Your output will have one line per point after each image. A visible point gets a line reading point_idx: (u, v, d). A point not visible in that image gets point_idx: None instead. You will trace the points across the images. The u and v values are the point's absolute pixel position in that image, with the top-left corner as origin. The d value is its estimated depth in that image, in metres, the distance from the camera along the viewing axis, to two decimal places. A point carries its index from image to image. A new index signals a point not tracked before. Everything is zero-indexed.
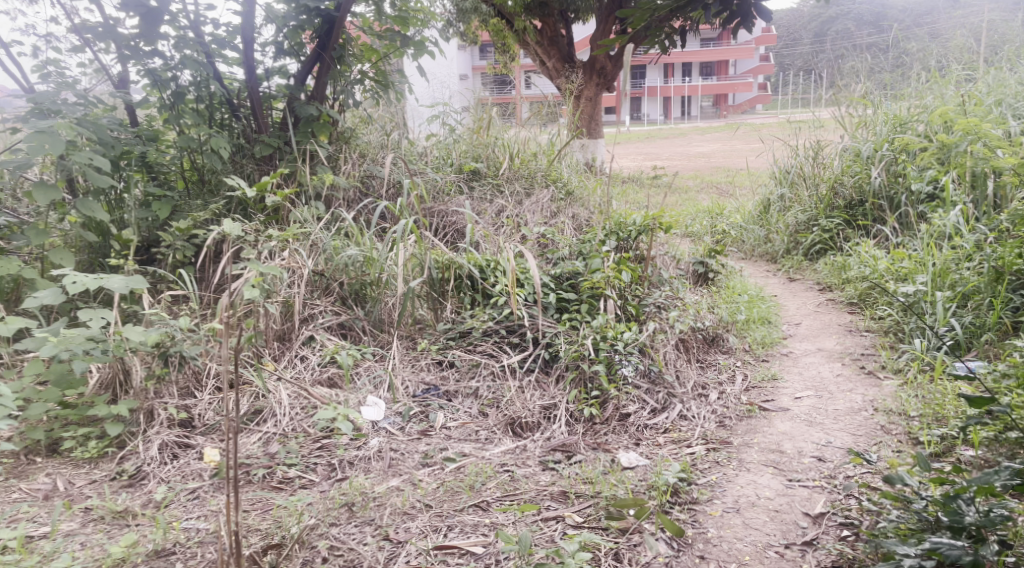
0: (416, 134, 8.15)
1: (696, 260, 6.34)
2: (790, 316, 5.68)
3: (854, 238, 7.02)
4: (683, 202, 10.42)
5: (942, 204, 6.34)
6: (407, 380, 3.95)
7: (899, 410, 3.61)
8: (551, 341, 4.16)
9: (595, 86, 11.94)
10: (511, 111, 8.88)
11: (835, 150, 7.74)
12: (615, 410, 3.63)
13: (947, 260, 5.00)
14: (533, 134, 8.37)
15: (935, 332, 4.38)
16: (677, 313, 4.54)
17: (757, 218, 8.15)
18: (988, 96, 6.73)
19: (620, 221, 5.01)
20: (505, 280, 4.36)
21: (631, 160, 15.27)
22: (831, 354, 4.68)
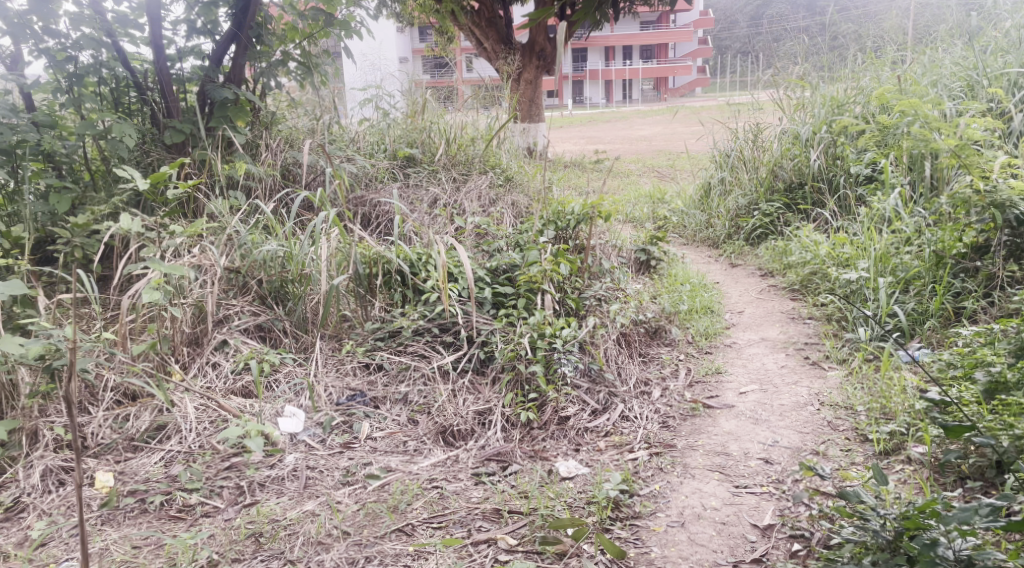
0: (348, 119, 7.78)
1: (637, 248, 6.21)
2: (733, 305, 5.54)
3: (794, 223, 6.95)
4: (625, 187, 10.31)
5: (880, 186, 6.29)
6: (331, 386, 3.66)
7: (845, 404, 3.48)
8: (487, 339, 3.93)
9: (535, 69, 11.70)
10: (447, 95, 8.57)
11: (773, 134, 7.67)
12: (554, 413, 3.41)
13: (888, 244, 4.94)
14: (470, 118, 8.08)
15: (878, 319, 4.29)
16: (619, 304, 4.35)
17: (698, 203, 8.06)
18: (924, 77, 6.68)
19: (559, 209, 4.79)
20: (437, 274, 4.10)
21: (573, 143, 15.10)
22: (775, 344, 4.55)
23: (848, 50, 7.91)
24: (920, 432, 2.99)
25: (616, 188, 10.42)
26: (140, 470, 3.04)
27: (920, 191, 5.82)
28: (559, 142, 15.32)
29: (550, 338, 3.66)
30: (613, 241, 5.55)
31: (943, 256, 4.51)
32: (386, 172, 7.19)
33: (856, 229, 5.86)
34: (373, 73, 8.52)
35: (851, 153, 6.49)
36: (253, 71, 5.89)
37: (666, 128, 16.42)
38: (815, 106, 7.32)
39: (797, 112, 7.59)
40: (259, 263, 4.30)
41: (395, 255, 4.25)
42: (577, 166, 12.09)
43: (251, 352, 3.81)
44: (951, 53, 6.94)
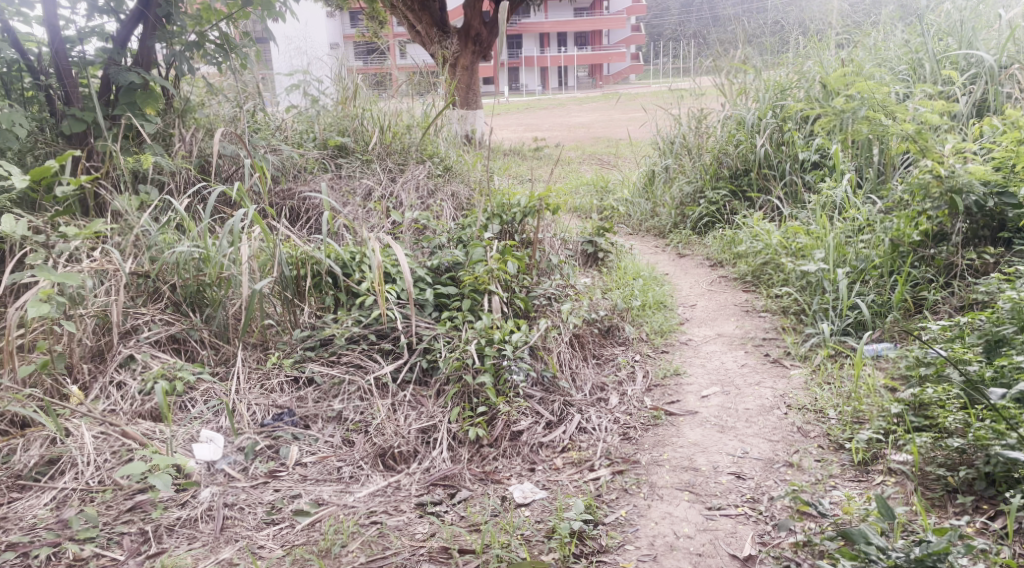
0: (274, 107, 7.28)
1: (584, 239, 5.98)
2: (685, 298, 5.32)
3: (741, 211, 6.80)
4: (567, 175, 10.08)
5: (829, 173, 6.15)
6: (254, 405, 3.29)
7: (813, 406, 3.28)
8: (430, 345, 3.60)
9: (471, 54, 11.35)
10: (380, 80, 8.13)
11: (717, 119, 7.48)
12: (506, 428, 3.11)
13: (842, 234, 4.78)
14: (406, 105, 7.68)
15: (838, 312, 4.12)
16: (570, 304, 4.08)
17: (643, 191, 7.87)
18: (868, 61, 6.57)
19: (503, 201, 4.47)
20: (372, 276, 3.74)
21: (511, 130, 14.83)
22: (732, 341, 4.33)
23: (790, 33, 7.78)
24: (898, 438, 2.80)
25: (558, 177, 10.18)
26: (26, 514, 2.66)
27: (869, 177, 5.72)
28: (497, 130, 15.00)
29: (500, 344, 3.35)
30: (560, 234, 5.27)
31: (899, 245, 4.38)
32: (316, 163, 6.77)
33: (806, 217, 5.73)
34: (300, 56, 8.00)
35: (798, 139, 6.36)
36: (164, 54, 5.38)
37: (604, 115, 16.26)
38: (759, 91, 7.15)
39: (741, 97, 7.42)
40: (172, 265, 3.86)
41: (325, 255, 3.87)
42: (518, 154, 11.81)
43: (164, 368, 3.40)
44: (893, 36, 6.87)
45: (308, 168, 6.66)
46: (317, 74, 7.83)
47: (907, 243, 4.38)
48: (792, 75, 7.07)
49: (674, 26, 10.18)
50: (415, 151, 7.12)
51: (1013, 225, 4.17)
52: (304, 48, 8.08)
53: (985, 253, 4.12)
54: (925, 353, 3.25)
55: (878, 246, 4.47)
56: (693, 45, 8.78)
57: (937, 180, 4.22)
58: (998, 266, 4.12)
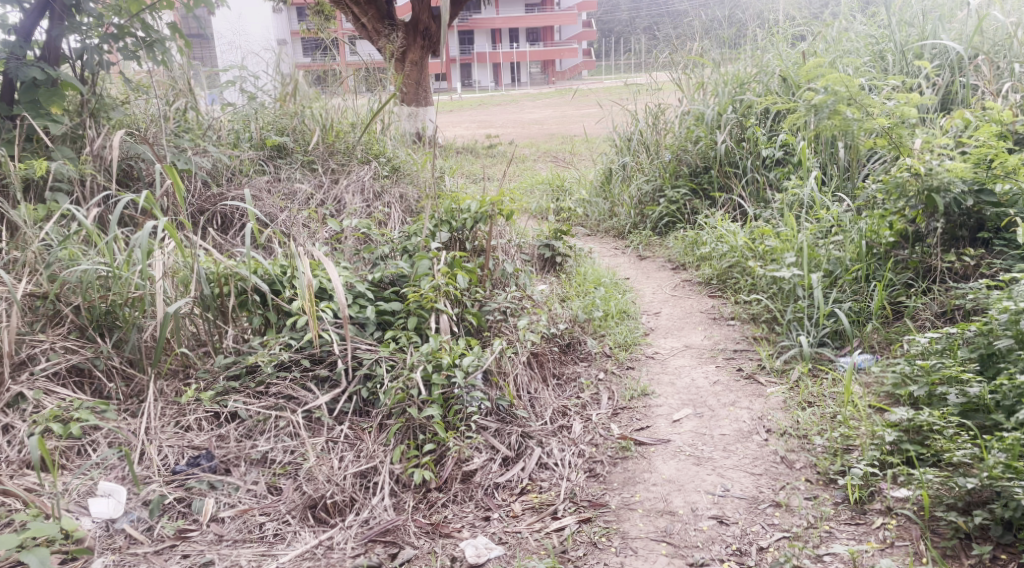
0: (207, 106, 6.77)
1: (541, 243, 5.72)
2: (648, 305, 5.01)
3: (703, 210, 6.53)
4: (522, 174, 9.74)
5: (793, 170, 5.89)
6: (167, 449, 2.92)
7: (796, 429, 2.99)
8: (370, 371, 3.22)
9: (420, 49, 10.91)
10: (321, 77, 7.66)
11: (675, 115, 7.18)
12: (456, 466, 2.79)
13: (813, 236, 4.52)
14: (350, 102, 7.23)
15: (814, 322, 3.85)
16: (527, 319, 3.72)
17: (601, 190, 7.56)
18: (830, 52, 6.33)
19: (452, 207, 4.08)
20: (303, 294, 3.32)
21: (464, 127, 14.47)
22: (701, 354, 4.03)
23: (747, 25, 7.53)
24: (897, 472, 2.55)
25: (513, 177, 9.84)
26: None
27: (833, 173, 5.49)
28: (449, 127, 14.59)
29: (450, 370, 2.99)
30: (515, 239, 4.92)
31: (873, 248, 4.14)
32: (252, 164, 6.30)
33: (772, 217, 5.48)
34: (234, 49, 7.55)
35: (761, 135, 6.09)
36: (74, 48, 4.87)
37: (559, 110, 15.95)
38: (717, 85, 6.87)
39: (699, 91, 7.14)
40: (75, 285, 3.40)
41: (251, 271, 3.43)
42: (471, 152, 11.43)
43: (58, 409, 2.97)
44: (853, 28, 6.66)
45: (244, 171, 6.20)
46: (254, 70, 7.33)
47: (882, 246, 4.15)
48: (751, 69, 6.80)
49: (627, 19, 9.91)
50: (360, 151, 6.69)
51: (992, 225, 3.93)
52: (239, 41, 7.63)
53: (965, 255, 3.88)
54: (913, 369, 2.99)
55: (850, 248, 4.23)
56: (648, 39, 8.48)
57: (914, 178, 3.96)
58: (979, 270, 3.87)
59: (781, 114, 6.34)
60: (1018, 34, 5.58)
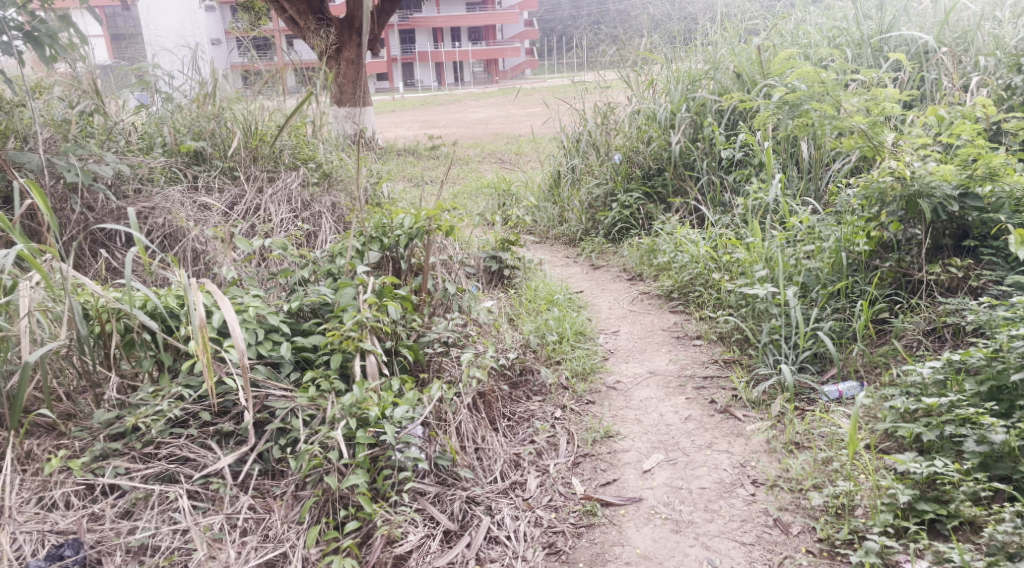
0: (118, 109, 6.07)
1: (486, 255, 5.33)
2: (605, 323, 4.57)
3: (658, 215, 6.13)
4: (466, 178, 9.25)
5: (754, 172, 5.53)
6: (25, 538, 2.40)
7: (787, 480, 2.61)
8: (285, 425, 2.71)
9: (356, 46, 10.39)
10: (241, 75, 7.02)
11: (625, 114, 6.75)
12: (387, 548, 2.36)
13: (783, 245, 4.13)
14: (274, 102, 6.61)
15: (793, 344, 3.45)
16: (472, 352, 3.24)
17: (549, 195, 7.12)
18: (787, 47, 5.97)
19: (382, 221, 3.55)
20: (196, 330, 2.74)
21: (407, 128, 13.89)
22: (667, 381, 3.62)
23: (697, 19, 7.16)
24: (919, 543, 2.23)
25: (456, 180, 9.35)
26: None
27: (795, 176, 5.16)
28: (389, 128, 13.99)
29: (379, 427, 2.52)
30: (456, 256, 4.44)
31: (850, 259, 3.78)
32: (163, 173, 5.67)
33: (734, 224, 5.11)
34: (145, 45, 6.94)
35: (719, 136, 5.72)
36: None
37: (503, 110, 15.52)
38: (669, 82, 6.46)
39: (649, 89, 6.74)
40: None
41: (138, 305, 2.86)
42: (412, 153, 10.90)
43: None
44: (808, 22, 6.36)
45: (154, 179, 5.56)
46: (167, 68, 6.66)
47: (860, 257, 3.78)
48: (703, 65, 6.43)
49: (571, 14, 9.51)
50: (287, 156, 6.14)
51: (978, 232, 3.59)
52: (152, 38, 7.05)
53: (951, 265, 3.53)
54: (916, 406, 2.61)
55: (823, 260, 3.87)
56: (593, 35, 8.07)
57: (897, 182, 3.60)
58: (967, 283, 3.52)
59: (739, 112, 5.98)
60: (980, 28, 5.34)
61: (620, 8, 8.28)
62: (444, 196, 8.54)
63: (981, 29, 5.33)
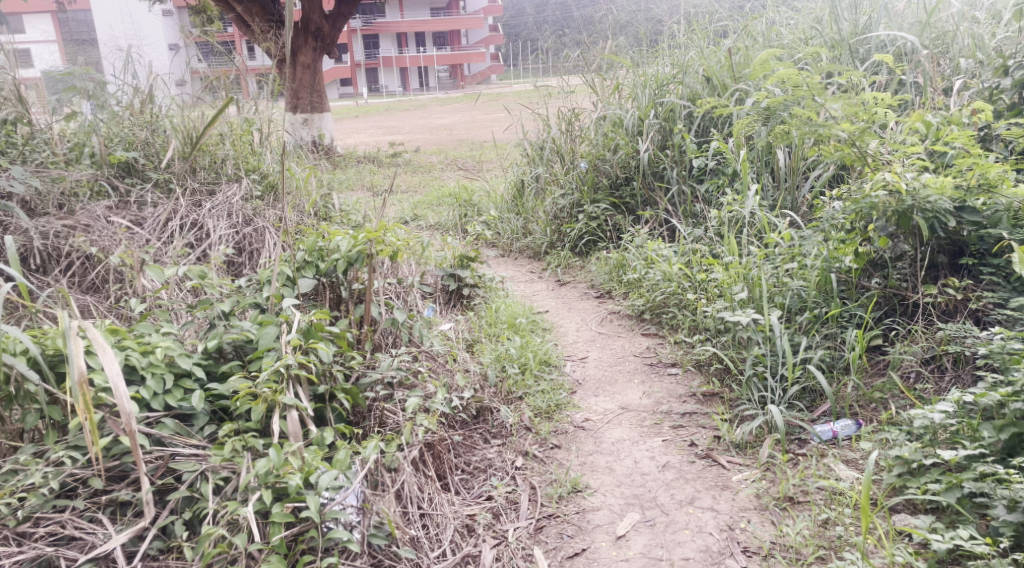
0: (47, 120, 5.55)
1: (444, 273, 4.96)
2: (571, 348, 4.19)
3: (627, 227, 5.77)
4: (427, 188, 8.84)
5: (727, 182, 5.21)
6: None
7: (783, 550, 2.32)
8: (193, 492, 2.35)
9: (313, 51, 10.08)
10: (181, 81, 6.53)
11: (590, 120, 6.39)
12: None
13: (763, 263, 3.79)
14: (216, 110, 6.15)
15: (779, 378, 3.09)
16: (420, 394, 2.84)
17: (512, 205, 6.73)
18: (759, 51, 5.67)
19: (316, 242, 3.12)
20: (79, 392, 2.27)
21: (368, 135, 13.43)
22: (640, 418, 3.25)
23: (663, 21, 6.84)
24: None
25: (416, 189, 8.93)
26: None
27: (771, 187, 4.85)
28: (348, 135, 13.49)
29: (300, 500, 2.14)
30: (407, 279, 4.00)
31: (839, 278, 3.44)
32: (89, 186, 5.17)
33: (708, 238, 4.76)
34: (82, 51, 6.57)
35: (690, 144, 5.40)
36: None
37: (467, 115, 15.11)
38: (635, 86, 6.10)
39: (615, 94, 6.39)
40: None
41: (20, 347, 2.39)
42: (372, 161, 10.44)
43: None
44: (779, 24, 6.09)
45: (78, 194, 5.06)
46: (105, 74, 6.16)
47: (850, 277, 3.45)
48: (670, 69, 6.10)
49: (533, 18, 9.17)
50: (229, 167, 5.68)
51: (977, 249, 3.28)
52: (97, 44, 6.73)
53: (949, 287, 3.21)
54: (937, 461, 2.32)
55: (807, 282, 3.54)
56: (557, 39, 7.73)
57: (891, 197, 3.25)
58: (967, 305, 3.21)
59: (710, 118, 5.65)
60: (959, 29, 5.09)
61: (584, 10, 7.94)
62: (403, 206, 8.11)
63: (961, 30, 5.08)
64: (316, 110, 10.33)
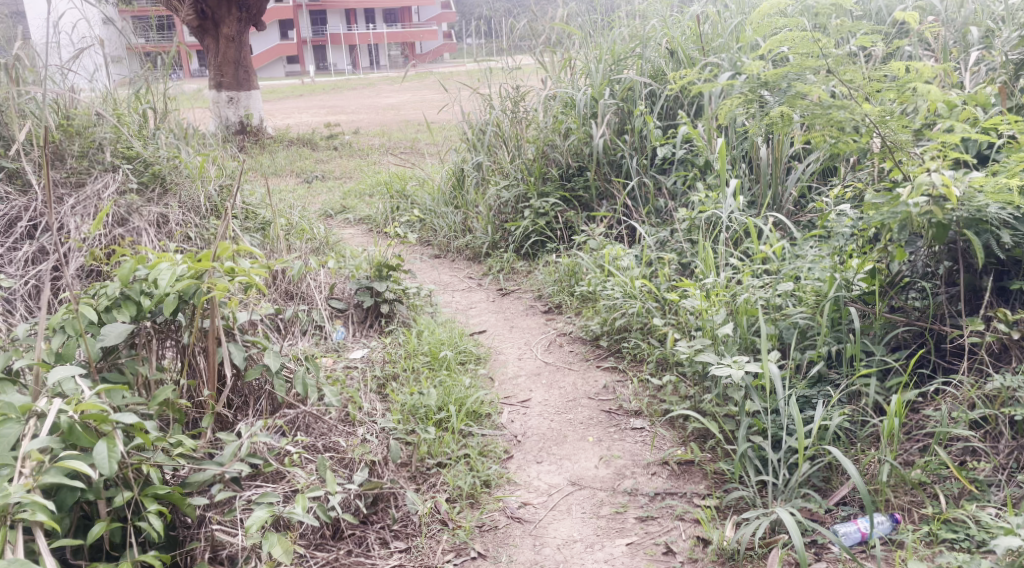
0: None
1: (358, 286, 4.11)
2: (510, 388, 3.34)
3: (580, 225, 4.91)
4: (361, 175, 7.88)
5: (698, 175, 4.39)
6: None
7: None
8: None
9: (237, 23, 8.89)
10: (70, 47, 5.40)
11: (538, 100, 5.48)
12: None
13: (749, 283, 2.97)
14: (102, 94, 5.16)
15: (784, 452, 2.28)
16: (279, 498, 1.97)
17: (450, 197, 5.80)
18: (733, 19, 4.83)
19: (124, 275, 2.13)
20: None
21: (308, 114, 12.35)
22: (597, 501, 2.42)
23: None
24: None
25: (350, 176, 7.97)
26: None
27: (749, 181, 4.04)
28: (283, 115, 12.38)
29: None
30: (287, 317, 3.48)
31: (856, 310, 2.63)
32: None
33: (678, 244, 3.94)
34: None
35: (653, 129, 4.54)
36: None
37: (414, 94, 14.11)
38: (588, 61, 5.21)
39: (567, 70, 5.50)
40: None
41: None
42: (306, 144, 9.40)
43: None
44: None
45: None
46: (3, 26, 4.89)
47: (870, 308, 2.64)
48: (629, 40, 5.22)
49: None
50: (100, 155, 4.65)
51: None
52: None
53: (1001, 320, 2.37)
54: None
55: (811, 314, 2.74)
56: (501, 6, 6.76)
57: (934, 205, 2.32)
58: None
59: (676, 98, 4.80)
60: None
61: None
62: (331, 197, 7.15)
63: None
64: (243, 86, 9.15)
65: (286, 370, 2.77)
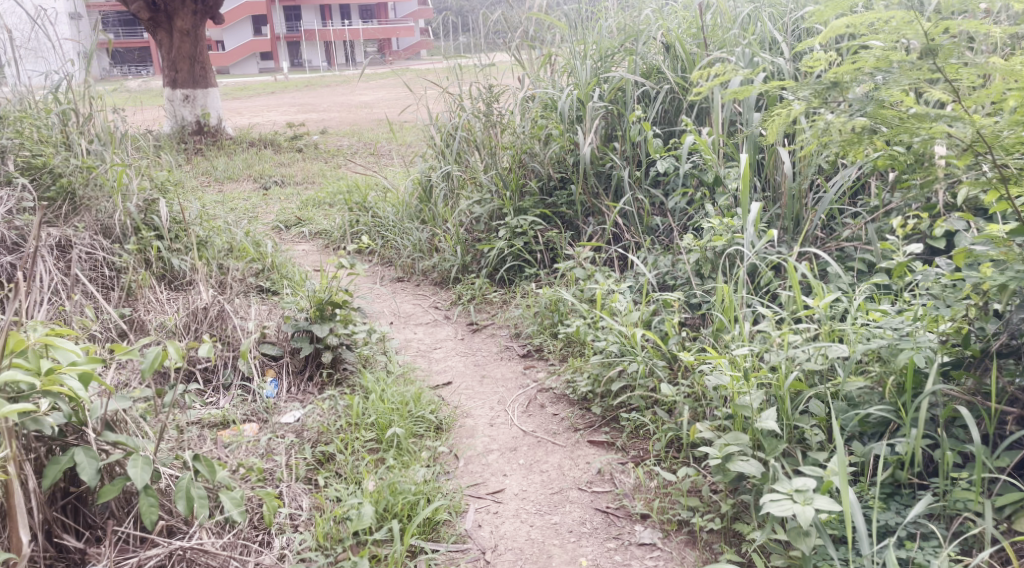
0: None
1: (294, 328, 3.35)
2: (479, 470, 2.62)
3: (564, 248, 4.19)
4: (321, 182, 7.09)
5: (705, 192, 3.69)
6: None
7: None
8: None
9: (192, 15, 8.07)
10: None
11: (514, 101, 4.74)
12: None
13: (791, 346, 2.26)
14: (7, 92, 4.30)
15: None
16: None
17: (416, 211, 5.03)
18: (741, 9, 4.12)
19: None
20: None
21: (274, 113, 11.50)
22: None
23: None
24: None
25: (312, 181, 7.17)
26: None
27: (769, 203, 3.34)
28: (245, 114, 11.53)
29: None
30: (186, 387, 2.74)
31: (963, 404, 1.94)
32: None
33: (683, 279, 3.23)
34: None
35: (651, 137, 3.82)
36: None
37: (390, 93, 13.38)
38: (571, 57, 4.47)
39: (547, 67, 4.78)
40: None
41: None
42: (268, 145, 8.55)
43: None
44: None
45: None
46: None
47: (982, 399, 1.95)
48: (618, 32, 4.49)
49: None
50: None
51: None
52: None
53: None
54: None
55: (894, 403, 2.05)
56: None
57: None
58: None
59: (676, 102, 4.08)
60: None
61: None
62: (287, 206, 6.34)
63: None
64: (200, 84, 8.27)
65: (173, 477, 2.04)
